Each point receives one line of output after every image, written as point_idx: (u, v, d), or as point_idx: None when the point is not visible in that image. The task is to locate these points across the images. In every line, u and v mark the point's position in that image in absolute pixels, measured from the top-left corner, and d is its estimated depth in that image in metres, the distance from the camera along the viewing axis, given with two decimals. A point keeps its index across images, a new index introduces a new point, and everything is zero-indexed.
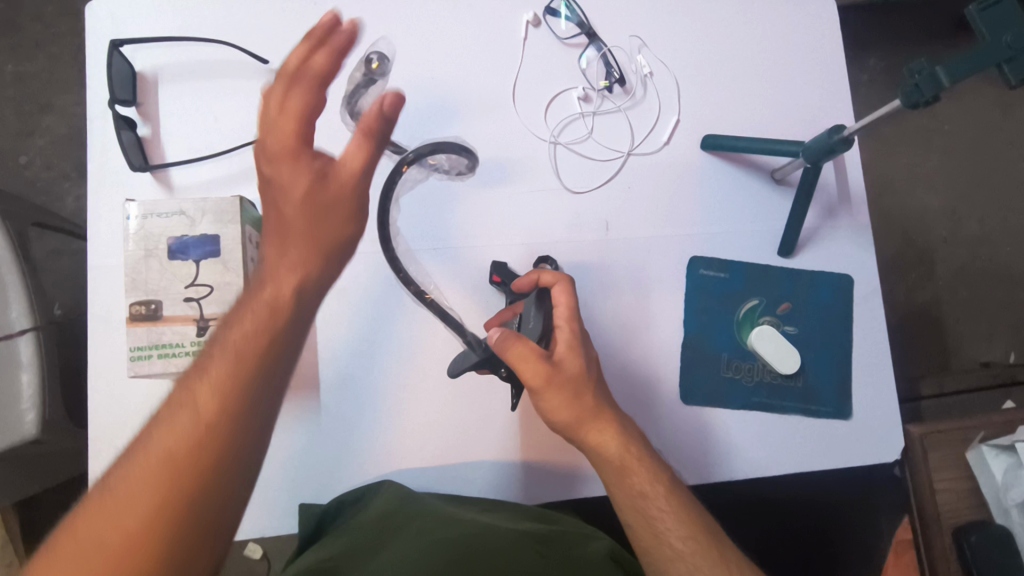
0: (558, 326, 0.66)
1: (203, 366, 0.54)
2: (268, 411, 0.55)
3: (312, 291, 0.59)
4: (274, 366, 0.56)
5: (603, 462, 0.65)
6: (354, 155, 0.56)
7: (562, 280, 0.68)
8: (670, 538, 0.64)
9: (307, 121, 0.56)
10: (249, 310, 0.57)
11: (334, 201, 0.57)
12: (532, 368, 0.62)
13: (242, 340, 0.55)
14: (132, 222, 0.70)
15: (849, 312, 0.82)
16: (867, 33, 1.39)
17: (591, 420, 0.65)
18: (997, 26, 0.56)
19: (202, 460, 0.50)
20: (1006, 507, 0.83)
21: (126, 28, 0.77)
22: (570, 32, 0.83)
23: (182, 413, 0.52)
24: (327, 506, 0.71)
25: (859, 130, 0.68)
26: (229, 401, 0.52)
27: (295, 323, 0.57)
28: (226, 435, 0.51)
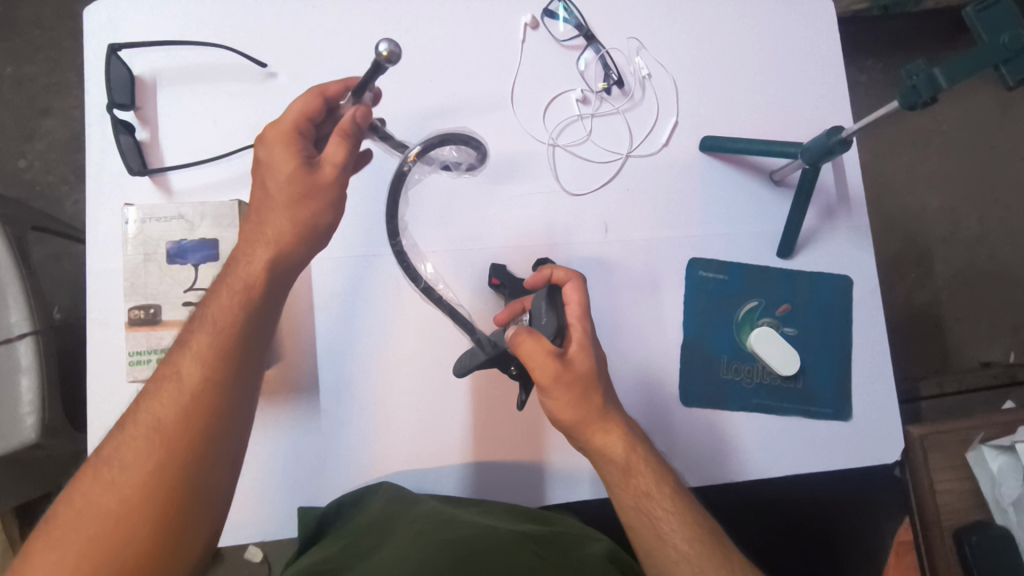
0: (571, 325, 0.65)
1: (187, 338, 0.59)
2: (252, 381, 0.60)
3: (288, 267, 0.62)
4: (252, 337, 0.60)
5: (608, 462, 0.65)
6: (334, 152, 0.60)
7: (574, 277, 0.68)
8: (673, 539, 0.64)
9: (308, 123, 0.62)
10: (225, 290, 0.61)
11: (316, 186, 0.61)
12: (543, 357, 0.62)
13: (220, 319, 0.59)
14: (131, 226, 0.72)
15: (849, 313, 0.82)
16: (865, 34, 1.39)
17: (599, 423, 0.64)
18: (996, 27, 0.56)
19: (190, 422, 0.55)
20: (1003, 506, 0.84)
21: (124, 31, 0.77)
22: (568, 34, 0.83)
23: (169, 381, 0.57)
24: (327, 508, 0.71)
25: (856, 131, 0.68)
26: (211, 376, 0.57)
27: (269, 301, 0.61)
28: (210, 399, 0.56)
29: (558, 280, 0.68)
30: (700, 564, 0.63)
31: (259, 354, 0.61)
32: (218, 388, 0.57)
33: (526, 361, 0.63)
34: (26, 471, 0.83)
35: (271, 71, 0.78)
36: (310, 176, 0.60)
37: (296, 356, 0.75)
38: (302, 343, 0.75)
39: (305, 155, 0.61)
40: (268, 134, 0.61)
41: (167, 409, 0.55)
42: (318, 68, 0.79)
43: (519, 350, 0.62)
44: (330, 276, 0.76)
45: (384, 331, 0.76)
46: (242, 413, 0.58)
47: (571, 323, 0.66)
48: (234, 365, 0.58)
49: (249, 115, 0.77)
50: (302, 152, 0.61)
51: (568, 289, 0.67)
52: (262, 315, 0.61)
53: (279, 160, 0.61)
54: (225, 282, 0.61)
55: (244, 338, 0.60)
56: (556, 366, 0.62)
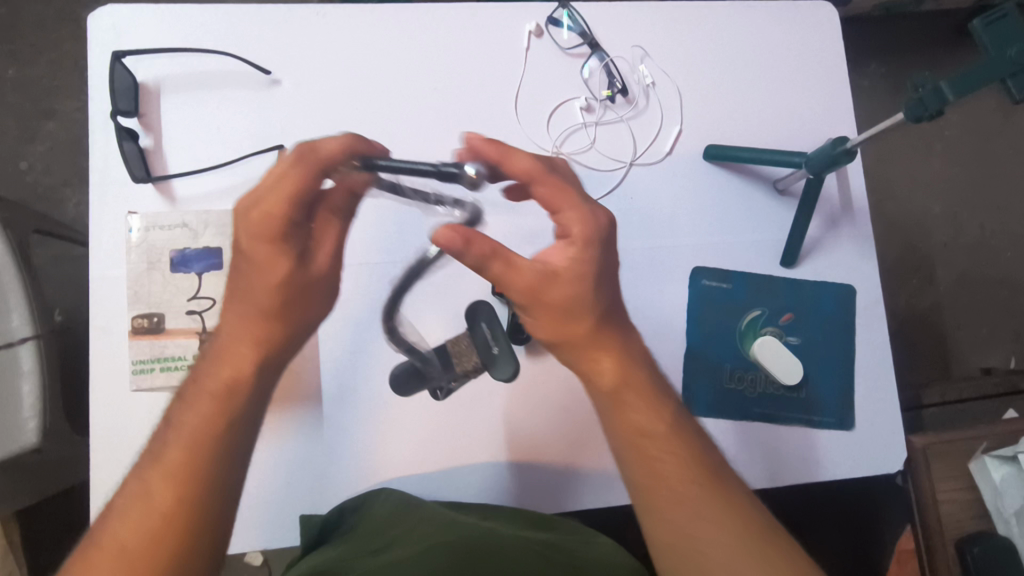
0: (570, 243, 0.56)
1: (159, 448, 0.56)
2: (231, 487, 0.56)
3: (272, 363, 0.59)
4: (233, 443, 0.57)
5: (594, 386, 0.61)
6: (330, 241, 0.61)
7: (539, 177, 0.56)
8: (668, 478, 0.58)
9: (299, 204, 0.55)
10: (201, 392, 0.57)
11: (303, 287, 0.58)
12: (513, 276, 0.55)
13: (197, 425, 0.56)
14: (135, 234, 0.73)
15: (852, 323, 0.82)
16: (868, 39, 1.39)
17: (587, 344, 0.59)
18: (1002, 40, 0.56)
19: (162, 544, 0.52)
20: (1005, 517, 0.85)
21: (129, 37, 0.77)
22: (573, 42, 0.83)
23: (139, 501, 0.53)
24: (327, 516, 0.71)
25: (862, 142, 0.69)
26: (185, 489, 0.54)
27: (249, 405, 0.58)
28: (183, 521, 0.53)
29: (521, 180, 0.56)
30: (693, 505, 0.57)
31: (241, 456, 0.58)
32: (195, 504, 0.54)
33: (488, 277, 0.56)
34: (27, 476, 0.82)
35: (276, 78, 0.78)
36: (305, 279, 0.58)
37: (298, 365, 0.75)
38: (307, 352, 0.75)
39: (296, 249, 0.57)
40: (250, 216, 0.55)
41: (136, 526, 0.52)
42: (322, 74, 0.79)
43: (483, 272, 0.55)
44: None
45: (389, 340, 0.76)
46: (224, 527, 0.55)
47: (557, 236, 0.57)
48: (212, 478, 0.55)
49: (254, 122, 0.77)
50: (292, 248, 0.57)
51: (541, 190, 0.56)
52: (246, 415, 0.58)
53: (264, 252, 0.56)
54: (201, 382, 0.58)
55: (221, 448, 0.56)
56: (524, 286, 0.55)
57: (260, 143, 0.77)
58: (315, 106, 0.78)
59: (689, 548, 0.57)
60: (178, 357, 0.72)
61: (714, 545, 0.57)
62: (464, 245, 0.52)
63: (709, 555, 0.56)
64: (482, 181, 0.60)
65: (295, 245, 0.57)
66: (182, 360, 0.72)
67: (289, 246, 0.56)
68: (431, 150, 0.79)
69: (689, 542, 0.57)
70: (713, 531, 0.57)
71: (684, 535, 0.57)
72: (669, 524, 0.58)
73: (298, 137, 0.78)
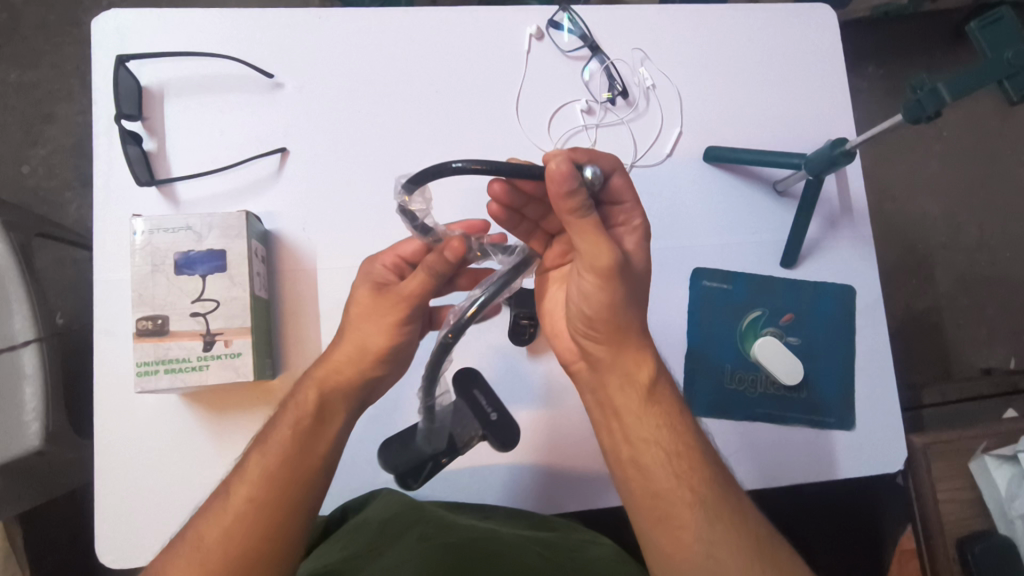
0: (631, 231, 0.62)
1: (243, 460, 0.61)
2: (303, 504, 0.59)
3: (341, 387, 0.65)
4: (309, 454, 0.61)
5: (628, 385, 0.63)
6: (414, 281, 0.63)
7: (617, 168, 0.60)
8: (692, 480, 0.60)
9: (407, 263, 0.67)
10: (286, 412, 0.63)
11: (384, 309, 0.65)
12: (597, 245, 0.56)
13: (279, 440, 0.61)
14: (138, 237, 0.69)
15: (851, 323, 0.83)
16: (867, 41, 1.40)
17: (627, 346, 0.62)
18: (999, 43, 0.56)
19: (230, 544, 0.55)
20: (1010, 517, 0.84)
21: (133, 42, 0.78)
22: (573, 45, 0.84)
23: (220, 504, 0.58)
24: (331, 515, 0.74)
25: (860, 143, 0.70)
26: (260, 496, 0.57)
27: (325, 426, 0.63)
28: (254, 526, 0.56)
29: (605, 169, 0.59)
30: (712, 512, 0.59)
31: (320, 474, 0.61)
32: (263, 511, 0.57)
33: (574, 239, 0.57)
34: (31, 480, 0.83)
35: (278, 82, 0.78)
36: (380, 302, 0.65)
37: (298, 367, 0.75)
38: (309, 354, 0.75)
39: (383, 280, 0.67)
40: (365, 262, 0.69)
41: (213, 530, 0.56)
42: (325, 78, 0.79)
43: (571, 231, 0.56)
44: (337, 285, 0.76)
45: None
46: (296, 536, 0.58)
47: (621, 225, 0.62)
48: (289, 487, 0.59)
49: (255, 126, 0.78)
50: (381, 279, 0.67)
51: (617, 181, 0.60)
52: (315, 437, 0.62)
53: (382, 269, 0.67)
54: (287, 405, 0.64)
55: (300, 467, 0.60)
56: (615, 256, 0.56)
57: (263, 145, 0.78)
58: (318, 110, 0.79)
59: (704, 558, 0.57)
60: (182, 360, 0.69)
61: (734, 556, 0.57)
62: (578, 191, 0.53)
63: (726, 564, 0.57)
64: (599, 184, 0.57)
65: (391, 275, 0.67)
66: (186, 363, 0.69)
67: (379, 277, 0.67)
68: (433, 153, 0.80)
69: (705, 550, 0.57)
70: (728, 536, 0.58)
71: (700, 545, 0.58)
72: (684, 530, 0.58)
73: (301, 140, 0.78)
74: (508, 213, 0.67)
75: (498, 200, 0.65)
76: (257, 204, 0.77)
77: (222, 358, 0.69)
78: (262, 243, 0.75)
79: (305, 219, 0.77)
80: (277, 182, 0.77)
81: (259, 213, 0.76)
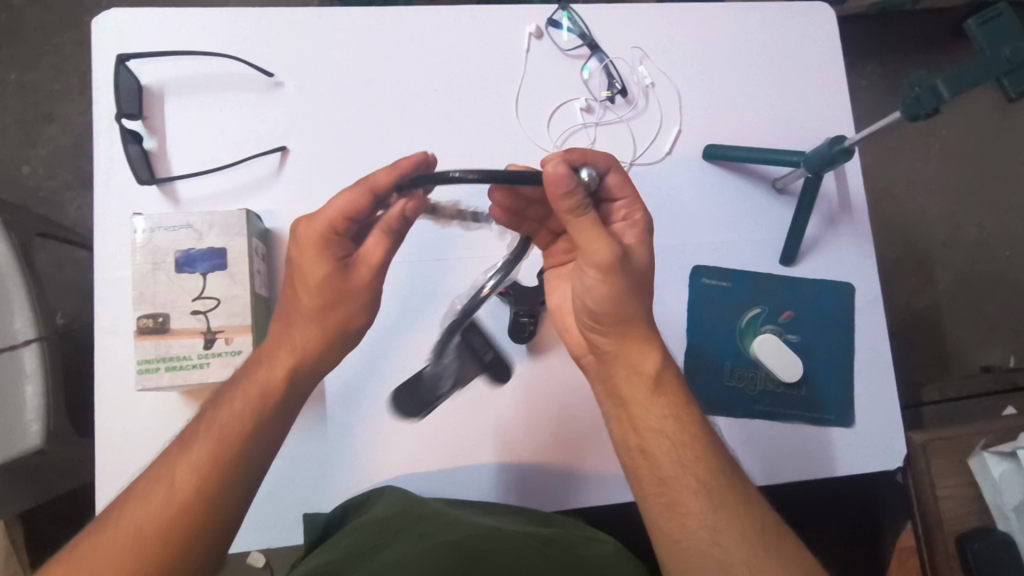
0: (630, 225, 0.63)
1: (189, 438, 0.61)
2: (245, 488, 0.60)
3: (306, 371, 0.65)
4: (258, 437, 0.62)
5: (633, 376, 0.64)
6: (373, 249, 0.63)
7: (613, 166, 0.61)
8: (696, 469, 0.60)
9: (348, 220, 0.61)
10: (241, 391, 0.63)
11: (350, 289, 0.64)
12: (599, 240, 0.57)
13: (230, 421, 0.61)
14: (139, 235, 0.70)
15: (851, 320, 0.83)
16: (866, 40, 1.40)
17: (633, 335, 0.63)
18: (995, 41, 0.57)
19: (171, 527, 0.55)
20: (1005, 512, 0.84)
21: (133, 42, 0.78)
22: (572, 44, 0.84)
23: (161, 484, 0.57)
24: (330, 515, 0.72)
25: (859, 140, 0.70)
26: (207, 479, 0.58)
27: (279, 409, 0.64)
28: (199, 510, 0.56)
29: (600, 169, 0.60)
30: (717, 499, 0.59)
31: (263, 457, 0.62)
32: (211, 495, 0.57)
33: (573, 237, 0.58)
34: (32, 479, 0.83)
35: (278, 81, 0.79)
36: (348, 283, 0.64)
37: None
38: None
39: (341, 255, 0.63)
40: (301, 232, 0.62)
41: (153, 510, 0.56)
42: (324, 77, 0.79)
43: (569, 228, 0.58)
44: None
45: (388, 338, 0.77)
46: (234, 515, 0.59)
47: (620, 220, 0.63)
48: (233, 470, 0.59)
49: (255, 124, 0.78)
50: (336, 255, 0.63)
51: (611, 180, 0.61)
52: (268, 424, 0.63)
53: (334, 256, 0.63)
54: (240, 384, 0.64)
55: (250, 450, 0.61)
56: (615, 250, 0.57)
57: (263, 144, 0.78)
58: (318, 109, 0.79)
59: (708, 545, 0.58)
60: (183, 358, 0.69)
61: (735, 542, 0.58)
62: (574, 193, 0.55)
63: (729, 551, 0.57)
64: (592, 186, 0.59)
65: (343, 245, 0.63)
66: (186, 361, 0.69)
67: (333, 251, 0.62)
68: (433, 151, 0.80)
69: (709, 537, 0.58)
70: (730, 524, 0.58)
71: (705, 531, 0.58)
72: (688, 517, 0.59)
73: (301, 139, 0.78)
74: (511, 215, 0.69)
75: (499, 203, 0.66)
76: (257, 203, 0.77)
77: (223, 356, 0.70)
78: (263, 242, 0.75)
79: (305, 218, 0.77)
80: (277, 181, 0.77)
81: (260, 211, 0.77)
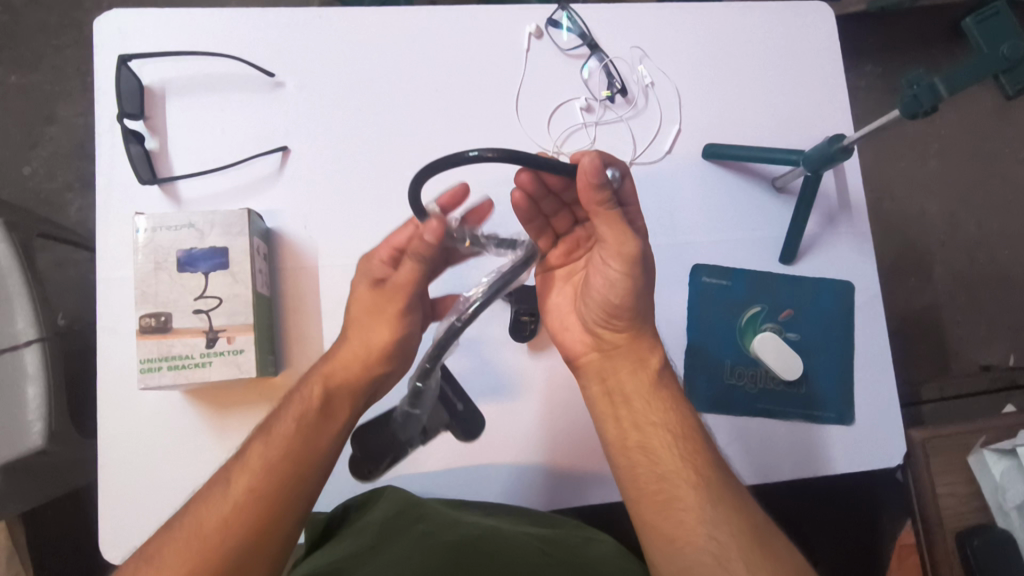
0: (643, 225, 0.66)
1: (245, 449, 0.63)
2: (302, 494, 0.60)
3: (353, 384, 0.67)
4: (310, 447, 0.63)
5: (639, 368, 0.67)
6: (406, 273, 0.65)
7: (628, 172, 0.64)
8: (696, 462, 0.61)
9: (401, 252, 0.66)
10: (293, 404, 0.65)
11: (388, 301, 0.67)
12: (621, 235, 0.60)
13: (284, 431, 0.63)
14: (141, 235, 0.70)
15: (851, 318, 0.83)
16: (865, 39, 1.40)
17: (643, 335, 0.67)
18: (993, 39, 0.57)
19: (230, 529, 0.56)
20: (1006, 510, 0.85)
21: (134, 42, 0.78)
22: (572, 43, 0.84)
23: (219, 491, 0.59)
24: (331, 513, 0.72)
25: (858, 139, 0.71)
26: (262, 483, 0.59)
27: (330, 420, 0.65)
28: (255, 512, 0.57)
29: (621, 169, 0.63)
30: (713, 493, 0.60)
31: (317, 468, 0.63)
32: (266, 498, 0.58)
33: (599, 229, 0.61)
34: (34, 479, 0.83)
35: (279, 81, 0.79)
36: (381, 296, 0.67)
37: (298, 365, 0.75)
38: (309, 350, 0.76)
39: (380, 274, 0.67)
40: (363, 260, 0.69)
41: (211, 513, 0.57)
42: (325, 77, 0.80)
43: (596, 219, 0.60)
44: (339, 283, 0.77)
45: None
46: (294, 529, 0.59)
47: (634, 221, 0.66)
48: (288, 482, 0.60)
49: (257, 124, 0.78)
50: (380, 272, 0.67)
51: (629, 183, 0.64)
52: (317, 433, 0.64)
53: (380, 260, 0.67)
54: (293, 398, 0.66)
55: (303, 457, 0.62)
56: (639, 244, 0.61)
57: (264, 145, 0.78)
58: (319, 109, 0.79)
59: (707, 540, 0.58)
60: (185, 356, 0.69)
61: (732, 538, 0.57)
62: (606, 186, 0.56)
63: (728, 546, 0.57)
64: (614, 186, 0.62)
65: (387, 268, 0.67)
66: (188, 360, 0.69)
67: (380, 274, 0.67)
68: (434, 151, 0.80)
69: (707, 532, 0.58)
70: (728, 519, 0.58)
71: (703, 526, 0.58)
72: (683, 511, 0.59)
73: (302, 139, 0.79)
74: (528, 206, 0.67)
75: (521, 187, 0.65)
76: (259, 203, 0.77)
77: (224, 355, 0.70)
78: (264, 241, 0.75)
79: (306, 217, 0.77)
80: (278, 181, 0.78)
81: (261, 211, 0.77)
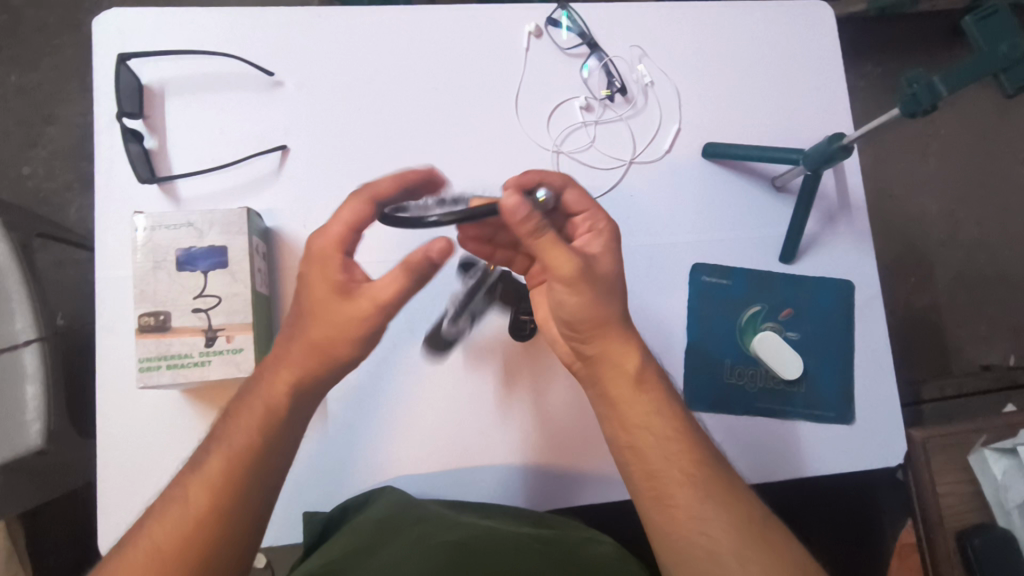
0: (598, 233, 0.64)
1: (200, 459, 0.60)
2: (260, 504, 0.60)
3: (316, 385, 0.63)
4: (268, 455, 0.61)
5: (618, 376, 0.63)
6: (387, 284, 0.60)
7: (569, 181, 0.65)
8: (681, 462, 0.61)
9: (357, 232, 0.61)
10: (246, 409, 0.62)
11: (349, 314, 0.61)
12: (564, 255, 0.58)
13: (238, 438, 0.60)
14: (139, 234, 0.70)
15: (851, 317, 0.83)
16: (865, 39, 1.40)
17: (610, 336, 0.62)
18: (992, 37, 0.57)
19: (186, 551, 0.55)
20: (1007, 508, 0.84)
21: (133, 41, 0.78)
22: (571, 42, 0.84)
23: (175, 505, 0.57)
24: (329, 515, 0.71)
25: (858, 138, 0.70)
26: (217, 499, 0.57)
27: (289, 425, 0.62)
28: (211, 529, 0.56)
29: (556, 186, 0.64)
30: (705, 491, 0.59)
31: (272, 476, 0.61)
32: (222, 515, 0.57)
33: (539, 258, 0.59)
34: (33, 479, 0.83)
35: (278, 80, 0.79)
36: (349, 307, 0.61)
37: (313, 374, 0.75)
38: None
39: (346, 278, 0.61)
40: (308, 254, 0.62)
41: (167, 530, 0.56)
42: (324, 76, 0.79)
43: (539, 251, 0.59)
44: None
45: (396, 341, 0.76)
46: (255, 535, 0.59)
47: (587, 232, 0.65)
48: (241, 496, 0.58)
49: (255, 123, 0.78)
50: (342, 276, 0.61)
51: (570, 194, 0.64)
52: (279, 443, 0.62)
53: (333, 264, 0.61)
54: (247, 400, 0.62)
55: (261, 465, 0.60)
56: (580, 261, 0.59)
57: (263, 143, 0.78)
58: (318, 108, 0.79)
59: (697, 535, 0.58)
60: (185, 356, 0.69)
61: (723, 534, 0.58)
62: (534, 217, 0.56)
63: (720, 542, 0.57)
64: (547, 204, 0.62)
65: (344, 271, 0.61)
66: (188, 359, 0.69)
67: (344, 276, 0.61)
68: (433, 150, 0.80)
69: (698, 528, 0.58)
70: (720, 515, 0.58)
71: (693, 523, 0.58)
72: (676, 509, 0.59)
73: (301, 138, 0.78)
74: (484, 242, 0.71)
75: (469, 234, 0.70)
76: (258, 202, 0.77)
77: (224, 354, 0.70)
78: (263, 240, 0.75)
79: (305, 216, 0.77)
80: (277, 180, 0.77)
81: (260, 210, 0.77)
